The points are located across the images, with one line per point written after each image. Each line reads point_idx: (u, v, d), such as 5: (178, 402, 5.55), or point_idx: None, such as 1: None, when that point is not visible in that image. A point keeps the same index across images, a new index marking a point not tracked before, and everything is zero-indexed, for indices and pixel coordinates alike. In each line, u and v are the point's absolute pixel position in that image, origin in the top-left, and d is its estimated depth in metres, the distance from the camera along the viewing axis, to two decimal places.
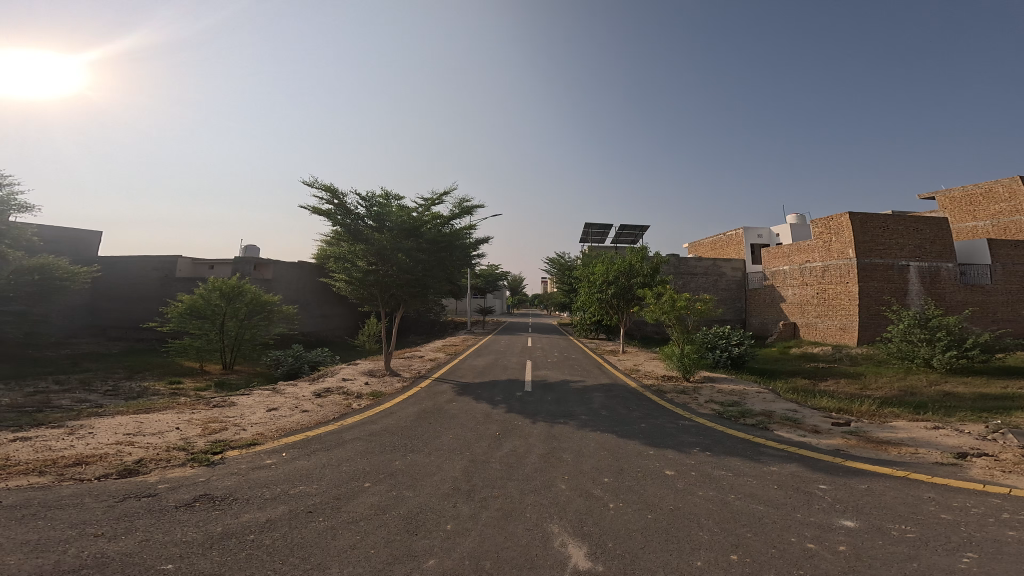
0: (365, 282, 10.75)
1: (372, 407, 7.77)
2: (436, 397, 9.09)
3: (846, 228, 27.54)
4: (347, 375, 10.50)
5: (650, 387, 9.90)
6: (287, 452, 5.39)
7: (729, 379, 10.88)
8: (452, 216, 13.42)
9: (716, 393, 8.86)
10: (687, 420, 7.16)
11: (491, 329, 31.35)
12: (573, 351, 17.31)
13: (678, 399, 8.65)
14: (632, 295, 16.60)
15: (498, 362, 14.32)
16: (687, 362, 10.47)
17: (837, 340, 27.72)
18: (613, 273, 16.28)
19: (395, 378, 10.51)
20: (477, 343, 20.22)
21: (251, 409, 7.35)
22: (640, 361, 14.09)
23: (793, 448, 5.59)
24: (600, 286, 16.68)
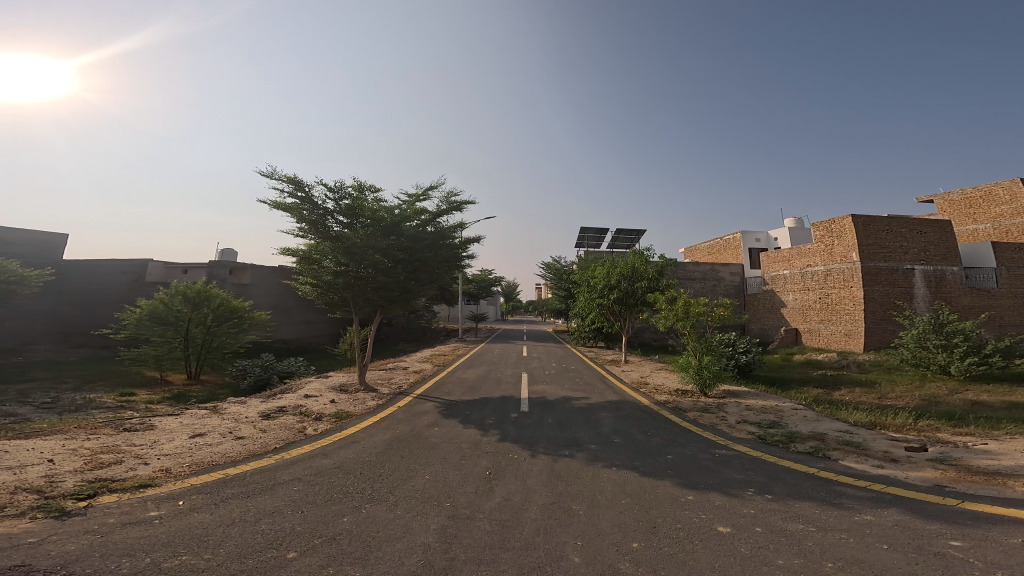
0: (334, 286, 9.30)
1: (331, 434, 6.28)
2: (414, 419, 7.62)
3: (848, 231, 26.64)
4: (310, 391, 8.98)
5: (667, 405, 8.54)
6: (189, 500, 3.93)
7: (752, 393, 9.59)
8: (439, 212, 11.98)
9: (747, 412, 7.57)
10: (724, 449, 5.81)
11: (483, 337, 29.87)
12: (571, 362, 15.92)
13: (704, 420, 7.34)
14: (634, 300, 15.28)
15: (489, 375, 12.86)
16: (706, 376, 9.12)
17: (842, 347, 26.71)
18: (615, 277, 14.96)
19: (369, 396, 9.01)
20: (467, 352, 18.75)
21: (174, 433, 5.84)
22: (646, 373, 12.75)
23: (880, 485, 4.34)
24: (600, 290, 15.38)
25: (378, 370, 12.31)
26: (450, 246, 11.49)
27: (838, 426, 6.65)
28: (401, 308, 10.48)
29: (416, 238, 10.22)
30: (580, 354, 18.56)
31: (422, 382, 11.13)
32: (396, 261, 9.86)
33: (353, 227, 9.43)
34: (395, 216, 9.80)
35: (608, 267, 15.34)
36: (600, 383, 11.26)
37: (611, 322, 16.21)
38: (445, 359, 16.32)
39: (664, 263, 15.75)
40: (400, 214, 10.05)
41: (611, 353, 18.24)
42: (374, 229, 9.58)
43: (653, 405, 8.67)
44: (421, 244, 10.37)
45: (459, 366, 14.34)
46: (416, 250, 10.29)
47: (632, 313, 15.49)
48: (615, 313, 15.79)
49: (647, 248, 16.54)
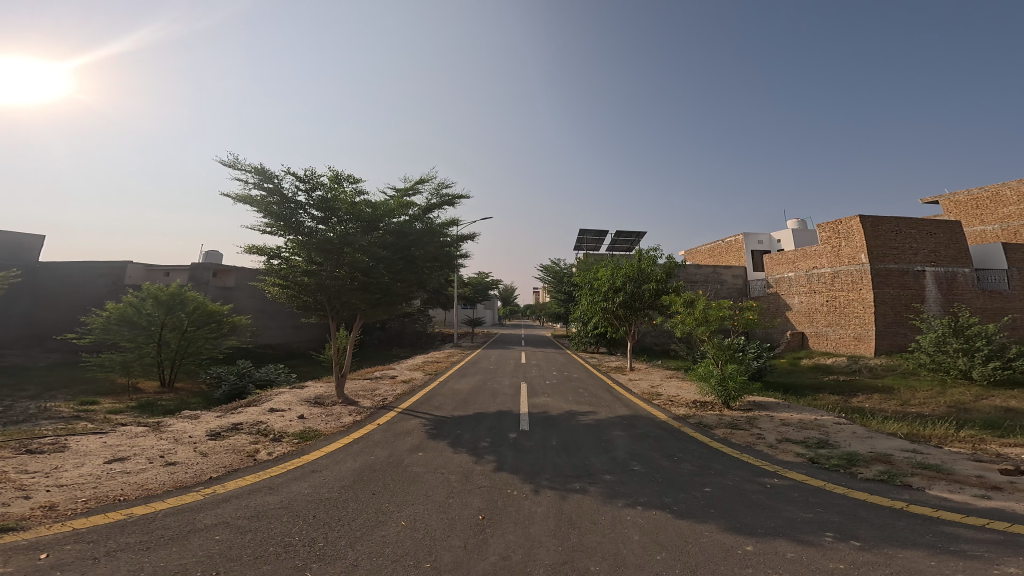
0: (307, 288, 8.27)
1: (288, 459, 5.18)
2: (397, 440, 6.52)
3: (857, 232, 25.75)
4: (279, 404, 7.87)
5: (689, 420, 7.48)
6: (58, 554, 2.93)
7: (781, 404, 8.56)
8: (429, 206, 10.91)
9: (785, 427, 6.56)
10: (774, 478, 4.75)
11: (479, 342, 28.73)
12: (574, 370, 14.84)
13: (738, 438, 6.31)
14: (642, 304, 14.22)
15: (485, 385, 11.75)
16: (732, 388, 8.02)
17: (851, 351, 25.77)
18: (620, 278, 13.91)
19: (347, 411, 7.87)
20: (462, 359, 17.65)
21: (89, 456, 4.75)
22: (657, 382, 11.69)
23: (997, 523, 3.39)
24: (603, 294, 14.35)
25: (363, 380, 11.17)
26: (441, 243, 10.42)
27: (900, 444, 5.65)
28: (386, 312, 9.38)
29: (401, 234, 9.17)
30: (583, 361, 17.46)
31: (411, 394, 10.00)
32: (378, 259, 8.80)
33: (328, 220, 8.40)
34: (377, 209, 8.77)
35: (611, 269, 14.32)
36: (608, 395, 10.20)
37: (616, 327, 15.18)
38: (437, 367, 15.19)
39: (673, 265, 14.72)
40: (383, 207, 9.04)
41: (615, 360, 17.16)
42: (352, 223, 8.56)
43: (673, 420, 7.62)
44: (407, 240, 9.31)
45: (453, 374, 13.22)
46: (401, 247, 9.23)
47: (638, 318, 14.46)
48: (620, 318, 14.77)
49: (653, 249, 15.51)
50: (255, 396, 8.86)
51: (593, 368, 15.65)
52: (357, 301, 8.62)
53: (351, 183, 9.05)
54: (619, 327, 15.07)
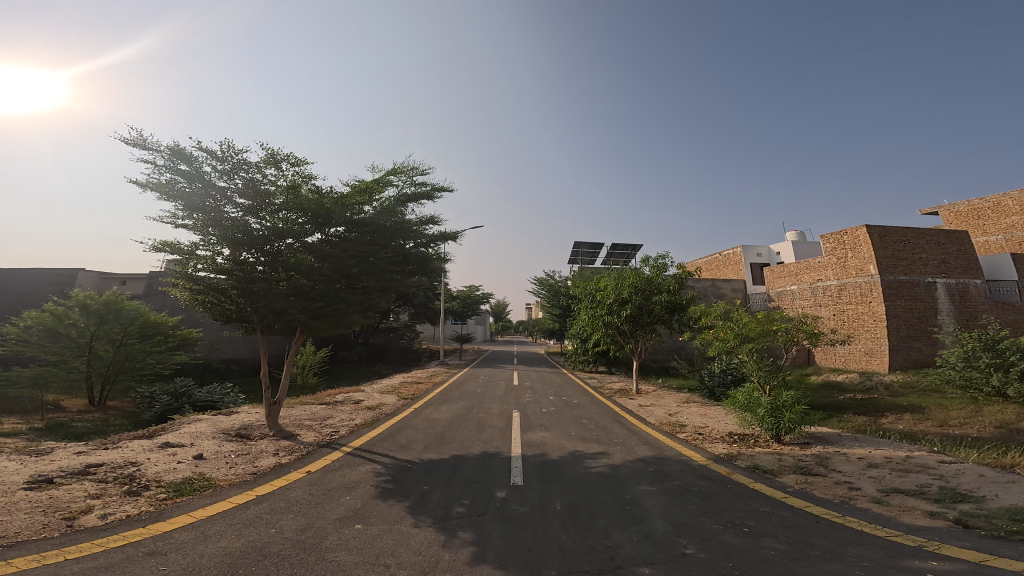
0: (233, 296, 6.57)
1: (122, 532, 3.41)
2: (335, 498, 4.64)
3: (864, 243, 24.56)
4: (182, 439, 5.99)
5: (737, 463, 5.66)
6: None
7: (845, 436, 6.80)
8: (402, 198, 9.20)
9: (881, 471, 4.93)
10: (927, 567, 2.97)
11: (468, 360, 26.58)
12: (574, 394, 12.94)
13: (821, 493, 4.55)
14: (651, 318, 12.47)
15: (469, 414, 9.83)
16: (789, 421, 6.23)
17: (862, 367, 24.12)
18: (626, 289, 12.18)
19: (277, 452, 5.88)
20: (444, 380, 15.61)
21: None
22: (675, 409, 9.87)
23: None
24: (605, 308, 12.61)
25: (317, 406, 9.19)
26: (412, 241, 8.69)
27: None
28: (338, 326, 7.47)
29: (356, 228, 7.48)
30: (581, 382, 15.57)
31: (372, 424, 8.06)
32: (323, 258, 7.05)
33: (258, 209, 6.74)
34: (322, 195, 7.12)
35: (613, 279, 12.65)
36: (620, 428, 8.38)
37: (620, 344, 13.43)
38: (416, 388, 13.21)
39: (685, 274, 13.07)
40: (332, 195, 7.40)
41: (618, 381, 15.30)
42: (291, 213, 6.90)
43: (715, 463, 5.82)
44: (365, 236, 7.61)
45: (433, 399, 11.30)
46: (356, 243, 7.52)
47: (645, 333, 12.75)
48: (625, 334, 13.03)
49: (662, 256, 13.85)
50: (161, 425, 6.91)
51: (593, 390, 13.80)
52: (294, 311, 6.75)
53: (294, 167, 7.47)
54: (624, 344, 13.29)
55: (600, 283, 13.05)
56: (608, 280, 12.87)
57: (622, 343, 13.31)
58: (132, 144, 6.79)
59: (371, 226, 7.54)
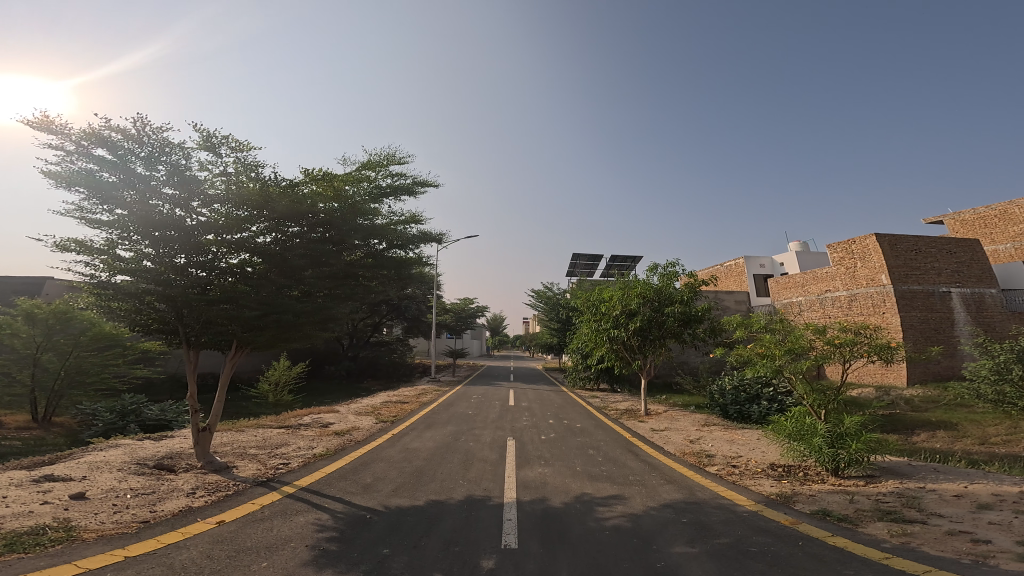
0: (155, 304, 5.53)
1: None
2: (251, 570, 3.31)
3: (874, 252, 23.44)
4: (75, 472, 4.98)
5: (799, 509, 4.39)
6: None
7: (921, 466, 5.60)
8: (375, 192, 8.14)
9: (1001, 518, 3.71)
10: None
11: (462, 376, 25.10)
12: (576, 416, 11.56)
13: (936, 552, 3.30)
14: (661, 332, 11.23)
15: (456, 442, 8.48)
16: (854, 453, 5.08)
17: (878, 380, 22.56)
18: (634, 300, 10.98)
19: (198, 502, 4.57)
20: (433, 399, 14.18)
21: None
22: (694, 434, 8.55)
23: None
24: (608, 321, 11.37)
25: (276, 432, 7.88)
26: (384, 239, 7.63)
27: None
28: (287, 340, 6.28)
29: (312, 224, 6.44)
30: (583, 402, 14.19)
31: (335, 453, 6.82)
32: (270, 258, 6.03)
33: (191, 201, 5.80)
34: (270, 184, 6.14)
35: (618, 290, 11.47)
36: (634, 461, 7.04)
37: (627, 361, 12.14)
38: (400, 409, 11.82)
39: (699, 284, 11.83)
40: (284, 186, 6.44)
41: (623, 400, 13.95)
42: (232, 207, 5.90)
43: (768, 508, 4.54)
44: (325, 233, 6.56)
45: (416, 422, 9.96)
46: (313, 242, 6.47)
47: (656, 348, 11.45)
48: (632, 349, 11.78)
49: (673, 264, 12.58)
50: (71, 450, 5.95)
51: (597, 411, 12.42)
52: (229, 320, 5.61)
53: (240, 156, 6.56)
54: (632, 361, 11.98)
55: (602, 293, 11.87)
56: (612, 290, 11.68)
57: (629, 360, 12.01)
58: (46, 129, 5.86)
59: (331, 220, 6.49)
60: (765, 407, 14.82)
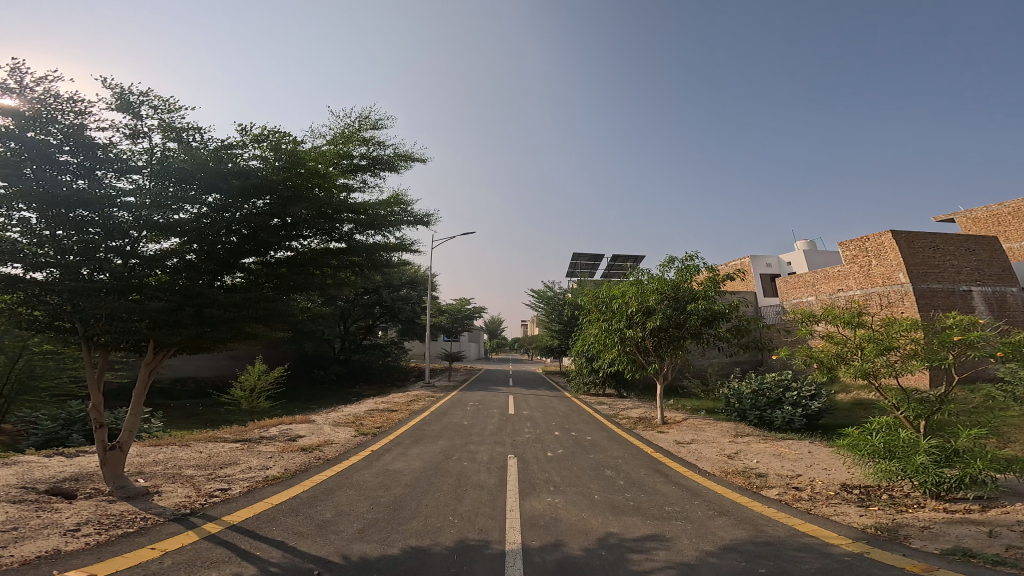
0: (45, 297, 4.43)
1: None
2: None
3: (891, 249, 22.06)
4: None
5: (930, 554, 3.33)
6: None
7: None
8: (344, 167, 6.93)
9: None
10: None
11: (457, 380, 23.74)
12: (585, 426, 10.26)
13: None
14: (682, 332, 9.96)
15: (448, 461, 7.19)
16: (970, 474, 4.29)
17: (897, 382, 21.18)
18: (652, 297, 9.71)
19: (80, 549, 3.25)
20: (423, 406, 12.86)
21: None
22: (728, 447, 7.32)
23: None
24: (621, 320, 10.08)
25: (228, 448, 6.54)
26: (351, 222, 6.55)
27: None
28: (223, 340, 5.24)
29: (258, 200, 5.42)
30: (590, 409, 12.89)
31: (293, 476, 5.53)
32: (202, 242, 5.02)
33: (99, 170, 4.75)
34: (203, 151, 5.10)
35: (630, 285, 10.20)
36: (665, 485, 5.77)
37: (642, 365, 10.83)
38: (386, 419, 10.50)
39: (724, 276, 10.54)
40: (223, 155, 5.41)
41: (634, 407, 12.68)
42: (153, 179, 4.90)
43: (875, 548, 3.52)
44: (273, 210, 5.43)
45: (402, 435, 8.66)
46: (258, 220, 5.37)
47: (675, 350, 10.13)
48: (648, 351, 10.50)
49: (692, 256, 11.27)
50: None
51: (608, 419, 11.13)
52: (144, 316, 4.62)
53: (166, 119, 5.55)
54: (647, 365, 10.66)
55: (612, 290, 10.61)
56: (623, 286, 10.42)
57: (645, 364, 10.68)
58: None
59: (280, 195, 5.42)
60: (788, 412, 13.58)
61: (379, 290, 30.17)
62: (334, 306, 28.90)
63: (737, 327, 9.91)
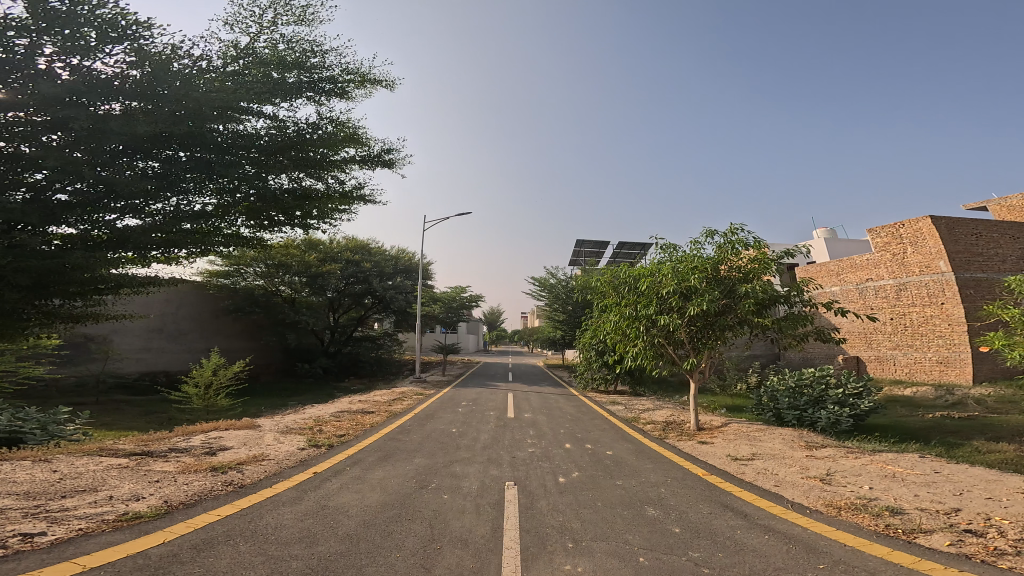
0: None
1: None
2: None
3: (931, 235, 19.58)
4: None
5: None
6: None
7: None
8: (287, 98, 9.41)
9: None
10: None
11: (451, 375, 21.77)
12: (601, 434, 8.29)
13: None
14: (726, 321, 7.81)
15: (422, 491, 5.25)
16: None
17: (934, 379, 19.10)
18: (693, 276, 7.51)
19: None
20: (404, 407, 10.89)
21: None
22: (810, 466, 5.35)
23: None
24: (647, 309, 7.93)
25: (100, 473, 4.59)
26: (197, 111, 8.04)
27: None
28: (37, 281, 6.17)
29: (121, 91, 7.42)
30: (603, 410, 10.91)
31: (165, 512, 3.82)
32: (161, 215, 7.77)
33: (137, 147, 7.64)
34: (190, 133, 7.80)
35: (656, 264, 8.03)
36: (748, 537, 3.81)
37: (671, 362, 8.78)
38: (356, 424, 8.55)
39: (788, 252, 8.13)
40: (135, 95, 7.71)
41: (656, 407, 10.71)
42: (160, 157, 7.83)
43: None
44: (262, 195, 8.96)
45: (369, 450, 6.70)
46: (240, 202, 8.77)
47: (715, 343, 8.02)
48: (679, 344, 8.43)
49: (737, 226, 8.78)
50: None
51: (628, 424, 9.17)
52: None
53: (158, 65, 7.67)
54: (679, 362, 8.58)
55: (631, 272, 8.45)
56: (647, 266, 8.26)
57: (675, 361, 8.62)
58: None
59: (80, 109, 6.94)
60: (834, 413, 11.57)
61: (369, 278, 28.11)
62: (320, 294, 27.06)
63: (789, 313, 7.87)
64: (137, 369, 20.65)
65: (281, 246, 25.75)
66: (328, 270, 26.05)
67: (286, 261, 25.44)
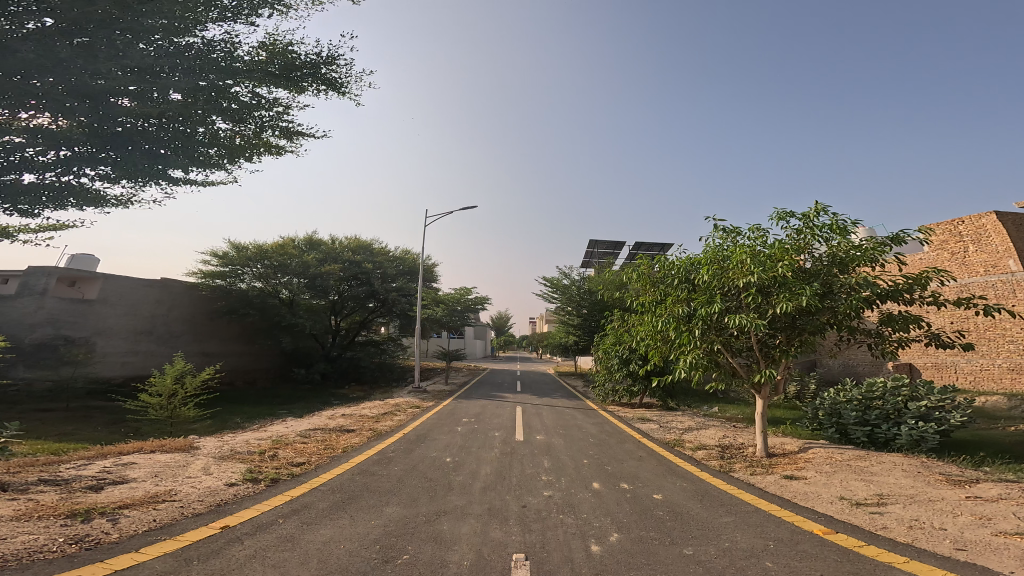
0: None
1: None
2: None
3: (998, 232, 17.31)
4: None
5: None
6: None
7: None
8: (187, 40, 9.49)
9: None
10: None
11: (455, 384, 19.99)
12: (638, 467, 6.38)
13: None
14: (813, 326, 5.95)
15: (384, 569, 3.46)
16: None
17: (1007, 391, 16.64)
18: (775, 264, 5.69)
19: None
20: (394, 425, 9.12)
21: None
22: (988, 514, 3.69)
23: None
24: (711, 306, 6.00)
25: None
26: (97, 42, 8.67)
27: None
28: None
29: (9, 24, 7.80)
30: (633, 430, 9.02)
31: None
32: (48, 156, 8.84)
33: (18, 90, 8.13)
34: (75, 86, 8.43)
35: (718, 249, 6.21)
36: None
37: (732, 376, 6.83)
38: (326, 447, 6.80)
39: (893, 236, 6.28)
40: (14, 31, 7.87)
41: (698, 427, 8.77)
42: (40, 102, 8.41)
43: None
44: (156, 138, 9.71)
45: (327, 490, 4.93)
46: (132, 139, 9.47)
47: (795, 352, 6.13)
48: (745, 352, 6.56)
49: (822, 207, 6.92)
50: None
51: (671, 449, 7.24)
52: None
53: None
54: (743, 376, 6.66)
55: (684, 259, 6.57)
56: (708, 253, 6.41)
57: (738, 375, 6.69)
58: None
59: None
60: (917, 429, 9.62)
61: (371, 280, 26.62)
62: (321, 296, 25.64)
63: (883, 313, 6.19)
64: (122, 373, 19.30)
65: (279, 246, 24.47)
66: (327, 270, 24.60)
67: (284, 262, 24.14)
